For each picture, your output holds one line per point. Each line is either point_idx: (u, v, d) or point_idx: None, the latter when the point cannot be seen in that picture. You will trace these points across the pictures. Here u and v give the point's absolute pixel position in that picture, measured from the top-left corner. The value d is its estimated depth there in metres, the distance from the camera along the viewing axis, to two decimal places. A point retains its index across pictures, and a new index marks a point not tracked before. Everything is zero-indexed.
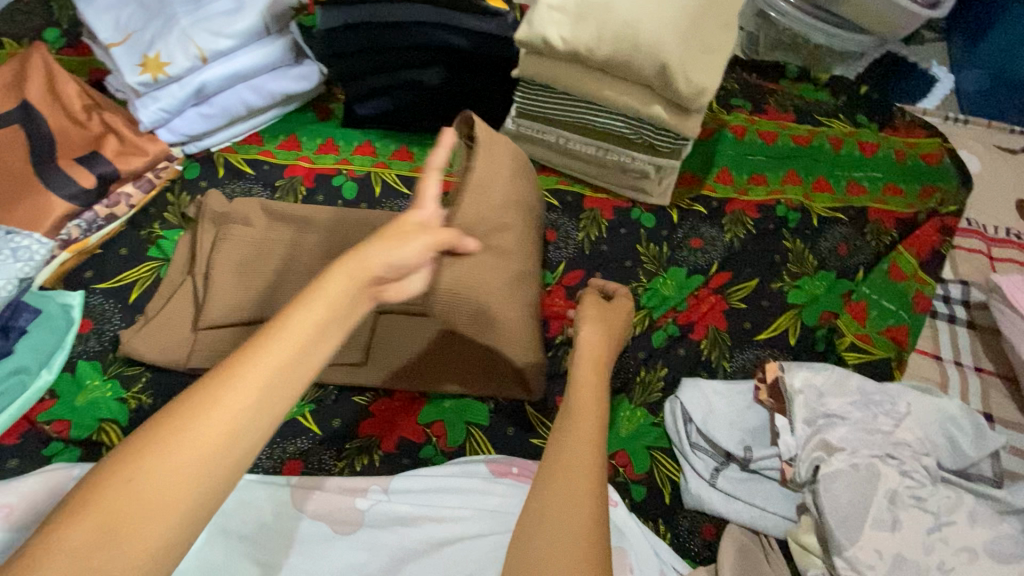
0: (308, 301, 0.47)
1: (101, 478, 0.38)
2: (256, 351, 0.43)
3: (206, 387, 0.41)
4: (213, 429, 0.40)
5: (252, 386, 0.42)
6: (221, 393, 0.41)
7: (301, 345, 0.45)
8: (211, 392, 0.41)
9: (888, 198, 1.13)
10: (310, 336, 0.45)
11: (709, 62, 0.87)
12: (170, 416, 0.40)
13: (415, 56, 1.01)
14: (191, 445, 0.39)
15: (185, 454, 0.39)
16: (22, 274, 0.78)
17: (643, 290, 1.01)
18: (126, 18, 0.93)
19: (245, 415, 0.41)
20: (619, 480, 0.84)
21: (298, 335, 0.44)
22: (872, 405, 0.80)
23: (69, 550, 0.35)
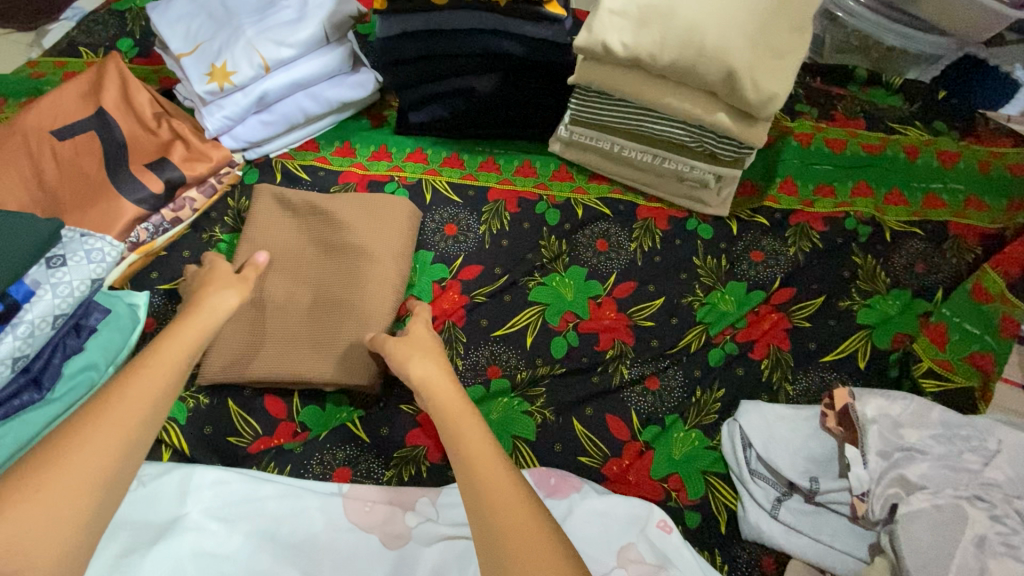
0: (142, 362, 0.59)
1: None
2: (108, 402, 0.53)
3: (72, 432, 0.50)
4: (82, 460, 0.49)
5: (108, 427, 0.51)
6: (91, 434, 0.50)
7: (153, 387, 0.57)
8: (81, 434, 0.50)
9: (970, 212, 1.04)
10: (157, 379, 0.57)
11: (781, 68, 0.82)
12: (46, 452, 0.48)
13: (470, 62, 1.00)
14: (82, 458, 0.49)
15: (67, 477, 0.48)
16: (95, 275, 0.81)
17: (699, 305, 0.97)
18: (195, 29, 0.97)
19: (114, 446, 0.51)
20: (672, 505, 0.81)
21: (146, 386, 0.56)
22: (956, 439, 0.73)
23: None
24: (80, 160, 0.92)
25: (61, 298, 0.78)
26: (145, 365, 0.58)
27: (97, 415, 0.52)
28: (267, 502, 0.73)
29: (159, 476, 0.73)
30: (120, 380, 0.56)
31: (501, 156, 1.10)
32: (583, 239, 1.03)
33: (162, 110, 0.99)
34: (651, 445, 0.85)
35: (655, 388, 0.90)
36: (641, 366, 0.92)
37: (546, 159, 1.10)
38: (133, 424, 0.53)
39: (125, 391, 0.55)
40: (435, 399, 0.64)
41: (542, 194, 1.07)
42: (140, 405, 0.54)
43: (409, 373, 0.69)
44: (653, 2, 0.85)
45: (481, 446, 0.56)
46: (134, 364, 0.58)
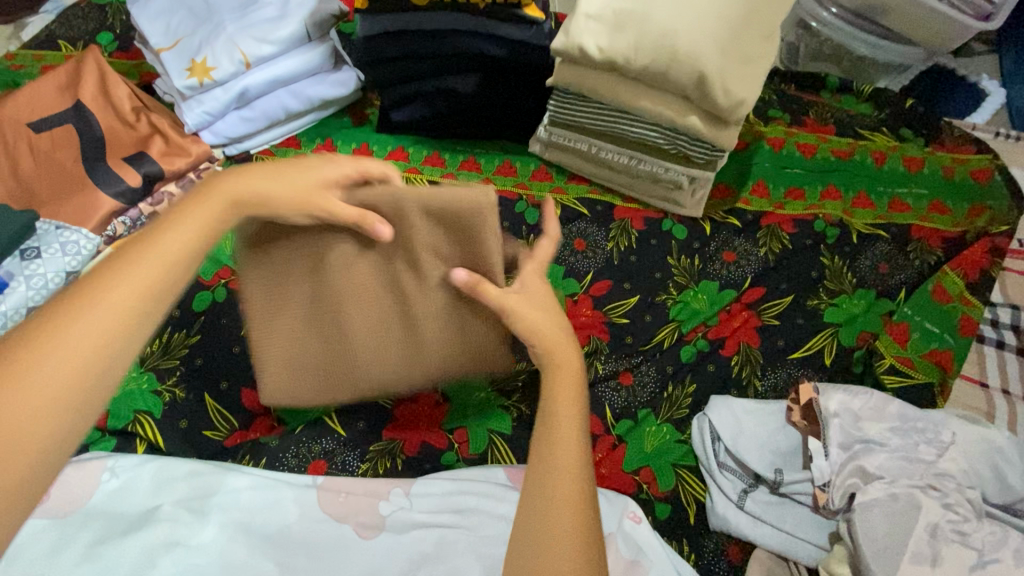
0: (144, 240, 0.50)
1: None
2: (100, 278, 0.46)
3: (61, 309, 0.44)
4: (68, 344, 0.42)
5: (103, 311, 0.44)
6: (78, 314, 0.44)
7: (155, 272, 0.48)
8: (67, 315, 0.43)
9: (933, 216, 1.08)
10: (162, 263, 0.49)
11: (749, 74, 0.85)
12: (29, 335, 0.42)
13: (451, 62, 1.01)
14: (68, 344, 0.42)
15: (51, 364, 0.41)
16: (69, 267, 0.81)
17: (672, 303, 0.99)
18: (175, 25, 0.97)
19: (103, 333, 0.44)
20: (643, 497, 0.83)
21: (149, 268, 0.48)
22: (912, 432, 0.76)
23: None
24: (56, 152, 0.91)
25: (35, 290, 0.78)
26: (147, 242, 0.50)
27: (87, 293, 0.45)
28: (240, 494, 0.73)
29: (133, 468, 0.74)
30: (121, 258, 0.48)
31: (482, 156, 1.12)
32: (561, 237, 1.05)
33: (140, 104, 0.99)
34: (624, 438, 0.88)
35: (629, 384, 0.92)
36: (615, 362, 0.94)
37: (526, 159, 1.12)
38: (129, 309, 0.46)
39: (126, 272, 0.47)
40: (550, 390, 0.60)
41: (522, 193, 1.09)
42: (144, 288, 0.47)
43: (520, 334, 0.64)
44: (628, 7, 0.87)
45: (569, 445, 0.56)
46: (131, 244, 0.50)
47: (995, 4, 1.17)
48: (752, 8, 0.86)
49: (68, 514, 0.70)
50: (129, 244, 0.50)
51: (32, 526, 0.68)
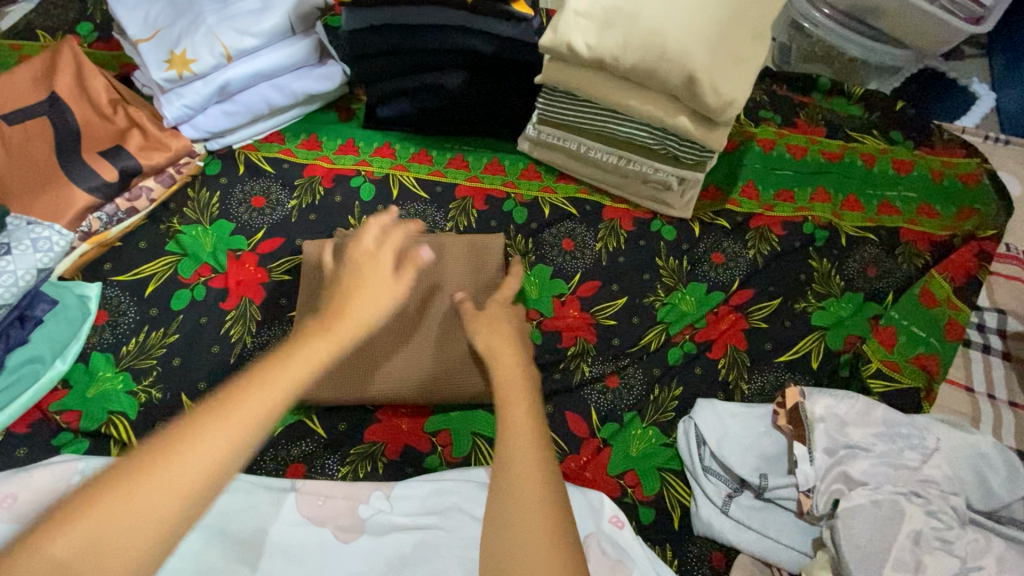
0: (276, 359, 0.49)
1: (86, 499, 0.40)
2: (228, 399, 0.45)
3: (187, 425, 0.44)
4: (185, 468, 0.42)
5: (219, 436, 0.43)
6: (201, 436, 0.43)
7: (275, 398, 0.47)
8: (191, 436, 0.43)
9: (922, 219, 1.08)
10: (283, 386, 0.47)
11: (739, 74, 0.84)
12: (152, 450, 0.42)
13: (438, 58, 0.99)
14: (184, 468, 0.42)
15: (165, 486, 0.41)
16: (41, 263, 0.79)
17: (660, 305, 0.98)
18: (154, 15, 0.94)
19: (219, 460, 0.43)
20: (627, 501, 0.83)
21: (270, 390, 0.46)
22: (897, 438, 0.76)
23: (48, 560, 0.38)
24: (29, 145, 0.89)
25: (4, 288, 0.76)
26: (278, 364, 0.49)
27: (210, 413, 0.44)
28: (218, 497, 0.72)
29: None
30: (250, 375, 0.47)
31: (470, 154, 1.11)
32: (549, 237, 1.04)
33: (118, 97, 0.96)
34: (609, 441, 0.87)
35: (615, 386, 0.91)
36: (602, 364, 0.93)
37: (514, 158, 1.11)
38: (246, 436, 0.44)
39: (254, 393, 0.46)
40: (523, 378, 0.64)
41: (510, 192, 1.08)
42: (264, 416, 0.45)
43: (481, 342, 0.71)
44: (618, 4, 0.85)
45: (524, 443, 0.56)
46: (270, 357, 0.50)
47: (985, 8, 1.18)
48: (742, 7, 0.86)
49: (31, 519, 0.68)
50: (263, 365, 0.48)
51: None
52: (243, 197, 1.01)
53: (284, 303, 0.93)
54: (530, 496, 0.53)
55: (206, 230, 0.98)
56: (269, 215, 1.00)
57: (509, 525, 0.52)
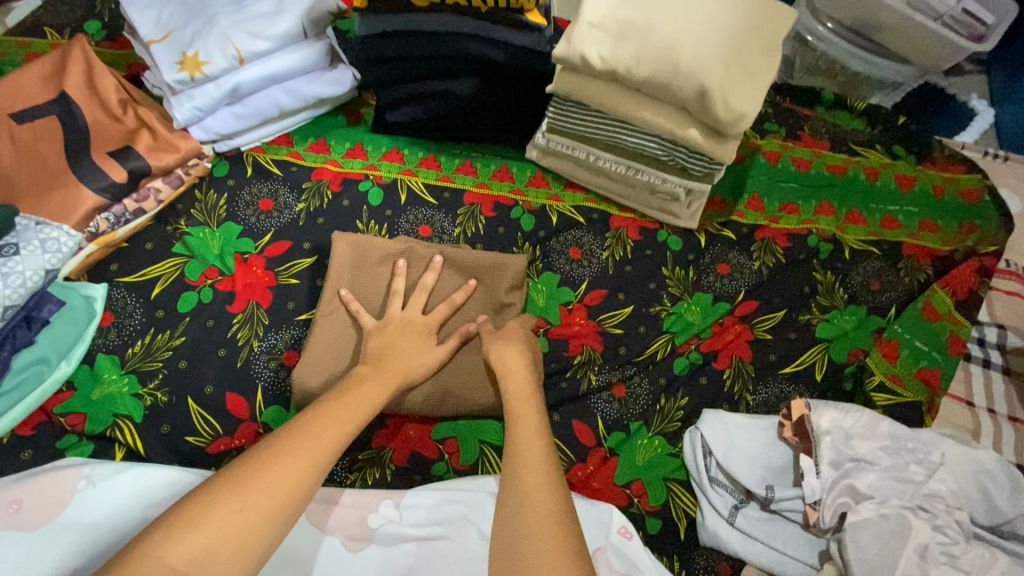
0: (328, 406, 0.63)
1: (197, 509, 0.50)
2: (297, 434, 0.58)
3: (268, 453, 0.55)
4: (264, 491, 0.52)
5: (294, 464, 0.55)
6: (282, 460, 0.55)
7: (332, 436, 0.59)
8: (273, 459, 0.55)
9: (924, 234, 1.10)
10: (337, 428, 0.60)
11: (751, 88, 0.85)
12: (245, 475, 0.53)
13: (449, 65, 0.99)
14: (271, 486, 0.53)
15: (255, 504, 0.52)
16: (49, 265, 0.78)
17: (666, 315, 0.99)
18: (166, 16, 0.94)
19: (297, 482, 0.54)
20: (634, 511, 0.83)
21: (327, 430, 0.59)
22: (903, 452, 0.76)
23: (169, 564, 0.47)
24: (37, 144, 0.88)
25: (11, 288, 0.75)
26: (330, 412, 0.62)
27: (287, 444, 0.56)
28: None
29: (111, 476, 0.72)
30: (307, 421, 0.60)
31: (478, 160, 1.11)
32: (556, 245, 1.04)
33: (128, 97, 0.95)
34: (616, 451, 0.87)
35: (621, 396, 0.92)
36: (608, 373, 0.94)
37: (522, 165, 1.11)
38: (314, 467, 0.56)
39: (315, 430, 0.59)
40: (520, 394, 0.71)
41: (518, 199, 1.08)
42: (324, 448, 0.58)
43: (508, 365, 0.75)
44: (631, 17, 0.86)
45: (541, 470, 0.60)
46: (323, 404, 0.63)
47: (988, 26, 1.21)
48: (753, 22, 0.87)
49: (40, 526, 0.67)
50: (315, 413, 0.62)
51: (6, 539, 0.66)
52: (250, 200, 1.01)
53: (291, 307, 0.93)
54: (537, 490, 0.58)
55: (214, 232, 0.97)
56: (276, 218, 1.00)
57: (519, 516, 0.56)
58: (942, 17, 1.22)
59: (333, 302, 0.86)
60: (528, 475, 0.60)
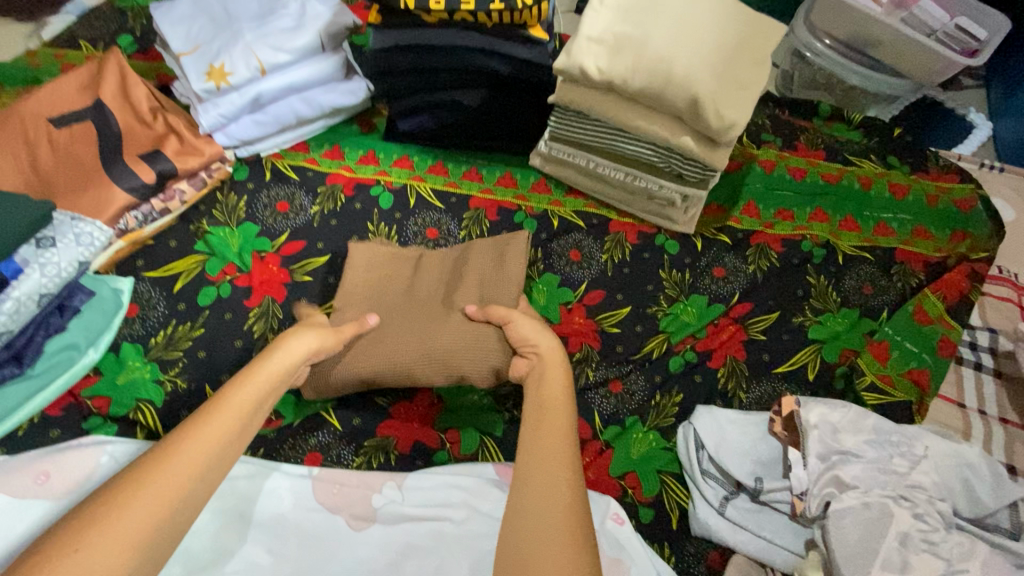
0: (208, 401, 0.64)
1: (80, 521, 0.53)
2: (186, 440, 0.60)
3: (155, 461, 0.58)
4: (150, 499, 0.55)
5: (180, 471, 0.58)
6: (168, 469, 0.57)
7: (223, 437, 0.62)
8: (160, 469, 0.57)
9: (917, 241, 1.13)
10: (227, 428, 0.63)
11: (741, 99, 0.89)
12: (127, 484, 0.56)
13: (458, 77, 1.05)
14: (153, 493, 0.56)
15: (136, 513, 0.54)
16: (82, 257, 0.83)
17: (662, 315, 1.03)
18: (196, 31, 1.01)
19: (181, 487, 0.57)
20: (627, 501, 0.86)
21: (220, 433, 0.62)
22: (887, 445, 0.79)
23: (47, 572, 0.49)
24: (74, 147, 0.95)
25: (49, 278, 0.80)
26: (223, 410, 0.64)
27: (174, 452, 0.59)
28: (238, 481, 0.75)
29: (131, 453, 0.76)
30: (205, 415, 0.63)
31: (484, 167, 1.16)
32: (557, 248, 1.09)
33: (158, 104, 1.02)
34: (611, 444, 0.91)
35: (618, 392, 0.95)
36: (605, 370, 0.97)
37: (526, 172, 1.17)
38: (199, 471, 0.59)
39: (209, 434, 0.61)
40: (550, 377, 0.76)
41: (521, 204, 1.13)
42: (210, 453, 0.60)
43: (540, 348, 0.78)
44: (628, 32, 0.91)
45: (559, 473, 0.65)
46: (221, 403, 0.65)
47: (980, 41, 1.25)
48: (744, 36, 0.92)
49: (63, 496, 0.72)
50: (207, 413, 0.63)
51: (32, 507, 0.70)
52: (269, 202, 1.07)
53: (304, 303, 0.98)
54: (555, 493, 0.63)
55: (233, 231, 1.03)
56: (292, 219, 1.06)
57: (534, 515, 0.62)
58: (936, 32, 1.27)
59: (345, 297, 0.91)
60: (551, 470, 0.65)
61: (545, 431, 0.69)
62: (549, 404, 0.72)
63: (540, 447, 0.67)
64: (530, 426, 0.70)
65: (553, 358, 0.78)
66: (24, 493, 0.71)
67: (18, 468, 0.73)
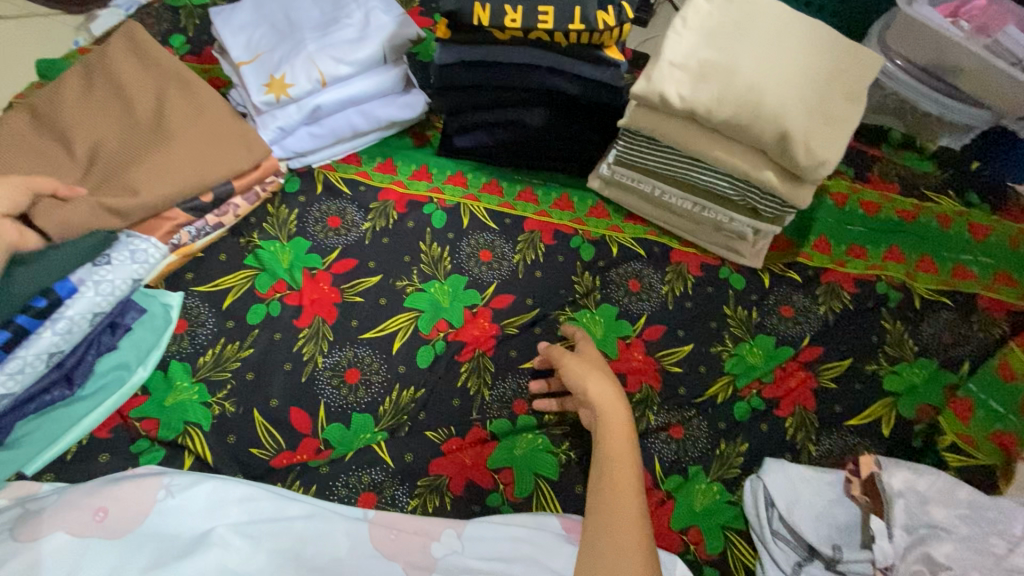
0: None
1: None
2: None
3: None
4: None
5: None
6: None
7: None
8: None
9: (999, 287, 1.05)
10: None
11: (835, 134, 0.83)
12: None
13: (523, 95, 1.00)
14: None
15: None
16: (136, 275, 0.81)
17: (727, 356, 0.98)
18: (257, 40, 0.98)
19: None
20: (690, 558, 0.82)
21: None
22: (983, 521, 0.73)
23: None
24: None
25: (103, 297, 0.78)
26: None
27: None
28: (295, 522, 0.71)
29: (190, 487, 0.71)
30: None
31: (539, 187, 1.11)
32: (616, 277, 1.04)
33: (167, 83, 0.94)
34: (673, 494, 0.86)
35: (679, 437, 0.91)
36: (667, 413, 0.93)
37: (584, 195, 1.11)
38: None
39: None
40: (608, 427, 0.72)
41: (578, 228, 1.08)
42: None
43: (588, 390, 0.75)
44: (714, 58, 0.86)
45: (625, 551, 0.60)
46: None
47: None
48: (838, 68, 0.86)
49: (122, 535, 0.65)
50: None
51: (94, 546, 0.63)
52: (320, 217, 1.03)
53: (354, 325, 0.95)
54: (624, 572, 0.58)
55: (284, 247, 1.00)
56: (343, 236, 1.02)
57: None
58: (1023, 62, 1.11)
59: None
60: (617, 549, 0.60)
61: (616, 486, 0.66)
62: (614, 456, 0.70)
63: (613, 514, 0.64)
64: (594, 476, 0.69)
65: (608, 405, 0.74)
66: (86, 531, 0.64)
67: (73, 504, 0.66)
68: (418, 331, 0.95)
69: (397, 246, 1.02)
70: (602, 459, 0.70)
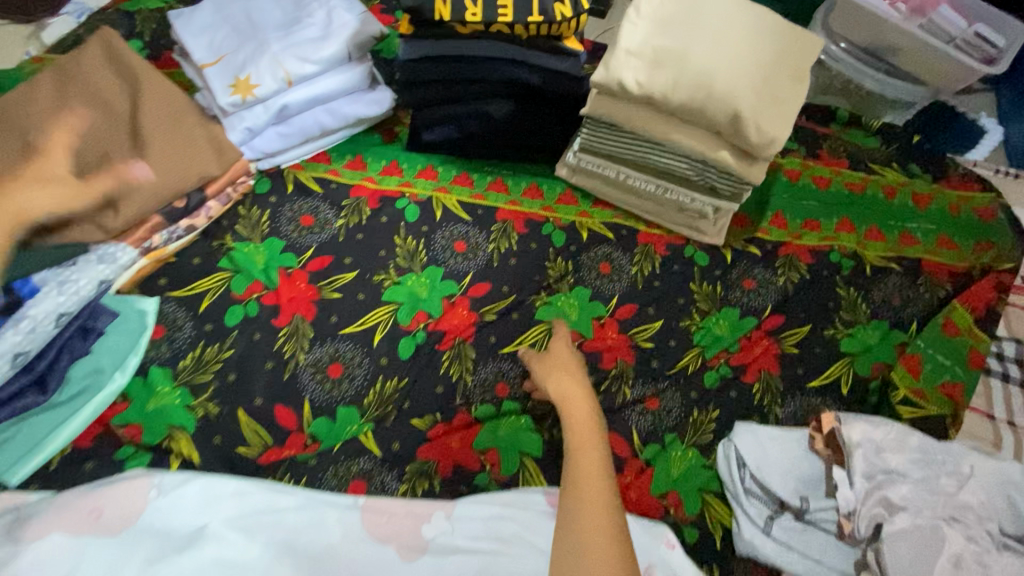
0: None
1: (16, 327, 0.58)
2: None
3: None
4: None
5: None
6: None
7: None
8: None
9: (942, 251, 1.13)
10: None
11: (781, 113, 0.88)
12: None
13: (487, 88, 1.03)
14: None
15: None
16: (104, 276, 0.83)
17: (695, 329, 1.03)
18: (219, 41, 0.98)
19: None
20: (670, 521, 0.87)
21: None
22: (933, 464, 0.80)
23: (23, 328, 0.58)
24: None
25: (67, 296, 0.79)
26: None
27: None
28: (286, 513, 0.73)
29: (181, 485, 0.72)
30: None
31: (509, 177, 1.14)
32: (587, 260, 1.07)
33: (133, 92, 0.94)
34: (652, 462, 0.91)
35: (655, 408, 0.95)
36: (642, 387, 0.97)
37: (552, 183, 1.14)
38: None
39: None
40: (572, 414, 0.78)
41: (549, 216, 1.11)
42: None
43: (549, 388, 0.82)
44: (667, 44, 0.90)
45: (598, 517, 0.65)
46: None
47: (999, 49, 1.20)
48: (781, 51, 0.91)
49: (120, 532, 0.66)
50: None
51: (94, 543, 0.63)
52: (293, 216, 1.04)
53: (334, 320, 0.96)
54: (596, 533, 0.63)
55: (258, 247, 1.01)
56: (317, 233, 1.03)
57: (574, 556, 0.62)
58: (954, 40, 1.21)
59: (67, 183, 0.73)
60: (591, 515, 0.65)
61: (584, 461, 0.71)
62: (580, 437, 0.75)
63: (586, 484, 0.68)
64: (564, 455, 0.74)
65: (570, 396, 0.80)
66: (82, 530, 0.65)
67: (65, 506, 0.66)
68: (397, 323, 0.97)
69: (372, 241, 1.04)
70: (569, 441, 0.75)
